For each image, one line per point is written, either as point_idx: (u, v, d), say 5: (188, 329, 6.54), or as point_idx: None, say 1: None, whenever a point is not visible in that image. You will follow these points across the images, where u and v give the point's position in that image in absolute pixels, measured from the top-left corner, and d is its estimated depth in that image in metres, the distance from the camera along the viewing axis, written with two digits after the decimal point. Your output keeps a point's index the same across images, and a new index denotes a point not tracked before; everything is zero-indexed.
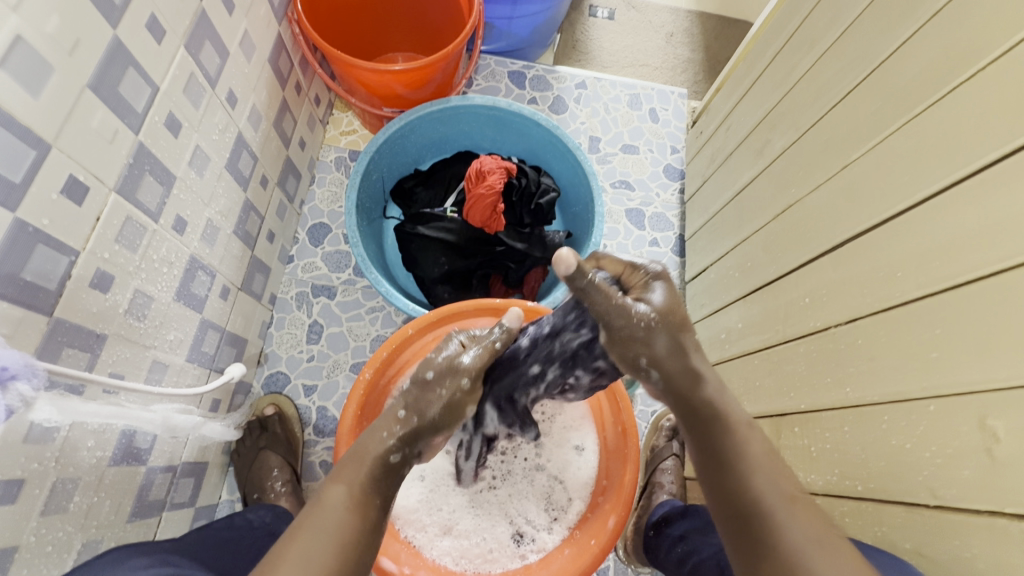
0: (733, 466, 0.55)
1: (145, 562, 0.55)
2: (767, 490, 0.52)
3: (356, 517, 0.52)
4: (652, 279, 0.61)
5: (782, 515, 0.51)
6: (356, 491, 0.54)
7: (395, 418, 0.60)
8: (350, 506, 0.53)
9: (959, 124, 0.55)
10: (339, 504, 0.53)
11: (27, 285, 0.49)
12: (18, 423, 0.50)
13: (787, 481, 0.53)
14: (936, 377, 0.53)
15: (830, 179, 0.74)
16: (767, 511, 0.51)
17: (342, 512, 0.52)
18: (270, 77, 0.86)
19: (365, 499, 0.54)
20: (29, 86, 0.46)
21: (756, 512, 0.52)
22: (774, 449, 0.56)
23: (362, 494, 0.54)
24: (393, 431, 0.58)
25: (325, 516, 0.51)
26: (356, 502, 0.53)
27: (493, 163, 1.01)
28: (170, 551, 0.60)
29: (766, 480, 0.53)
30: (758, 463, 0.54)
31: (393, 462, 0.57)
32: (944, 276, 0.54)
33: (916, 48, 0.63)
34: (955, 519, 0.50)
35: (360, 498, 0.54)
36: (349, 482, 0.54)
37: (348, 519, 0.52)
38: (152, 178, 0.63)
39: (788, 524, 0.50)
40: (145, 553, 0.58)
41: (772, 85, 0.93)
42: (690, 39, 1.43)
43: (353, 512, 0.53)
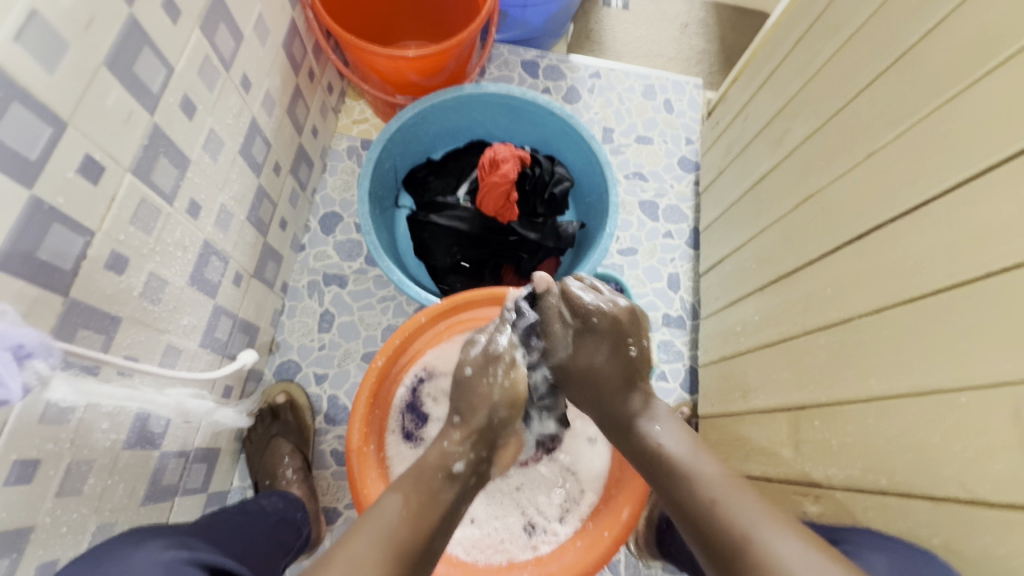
0: (663, 468, 0.61)
1: (163, 545, 0.55)
2: (700, 471, 0.59)
3: (409, 526, 0.56)
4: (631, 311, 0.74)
5: (727, 495, 0.55)
6: (411, 502, 0.58)
7: (450, 425, 0.67)
8: (405, 514, 0.56)
9: (994, 108, 0.53)
10: (395, 512, 0.56)
11: (42, 265, 0.49)
12: (34, 402, 0.50)
13: (713, 470, 0.59)
14: (967, 368, 0.52)
15: (854, 167, 0.72)
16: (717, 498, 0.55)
17: (397, 519, 0.56)
18: (283, 63, 0.86)
19: (422, 511, 0.57)
20: (45, 61, 0.46)
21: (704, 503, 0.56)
22: (697, 448, 0.63)
23: (418, 505, 0.58)
24: (454, 441, 0.65)
25: (381, 521, 0.55)
26: (410, 511, 0.57)
27: (506, 150, 1.00)
28: (184, 534, 0.60)
29: (701, 474, 0.59)
30: (684, 459, 0.61)
31: (457, 471, 0.62)
32: (977, 264, 0.53)
33: (947, 31, 0.61)
34: (988, 515, 0.48)
35: (415, 512, 0.57)
36: (405, 493, 0.58)
37: (402, 527, 0.55)
38: (166, 160, 0.62)
39: (732, 504, 0.55)
40: (161, 535, 0.57)
41: (792, 74, 0.91)
42: (705, 29, 1.41)
43: (409, 524, 0.56)
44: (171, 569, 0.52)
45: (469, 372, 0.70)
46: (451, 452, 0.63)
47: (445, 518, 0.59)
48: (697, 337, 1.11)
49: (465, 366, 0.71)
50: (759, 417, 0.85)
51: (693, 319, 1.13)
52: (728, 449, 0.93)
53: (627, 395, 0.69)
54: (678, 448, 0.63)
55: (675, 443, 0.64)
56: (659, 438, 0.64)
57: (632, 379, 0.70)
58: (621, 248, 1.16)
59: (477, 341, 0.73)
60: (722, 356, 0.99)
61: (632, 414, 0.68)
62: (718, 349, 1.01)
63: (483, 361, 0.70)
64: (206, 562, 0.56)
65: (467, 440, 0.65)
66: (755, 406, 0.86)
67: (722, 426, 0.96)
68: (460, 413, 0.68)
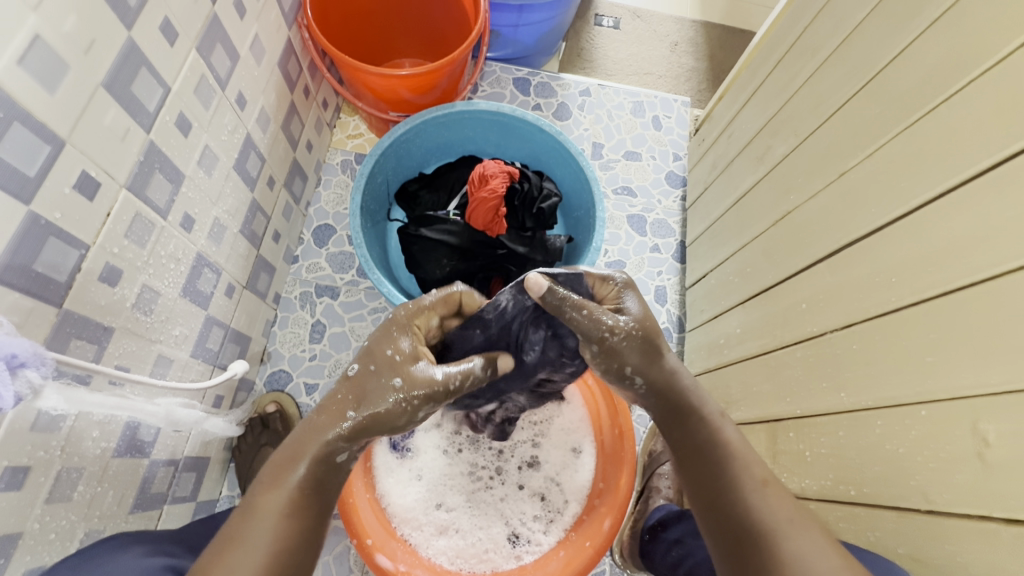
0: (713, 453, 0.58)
1: (143, 552, 0.57)
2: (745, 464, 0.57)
3: (293, 519, 0.50)
4: (622, 290, 0.64)
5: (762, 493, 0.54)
6: (293, 494, 0.51)
7: (343, 414, 0.55)
8: (287, 510, 0.50)
9: (956, 132, 0.56)
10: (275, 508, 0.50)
11: (38, 276, 0.51)
12: (26, 409, 0.51)
13: (759, 466, 0.56)
14: (930, 382, 0.54)
15: (828, 186, 0.75)
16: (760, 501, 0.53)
17: (278, 516, 0.49)
18: (279, 81, 0.88)
19: (305, 499, 0.51)
20: (46, 82, 0.48)
21: (738, 491, 0.55)
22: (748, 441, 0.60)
23: (300, 495, 0.51)
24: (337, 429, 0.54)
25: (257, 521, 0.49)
26: (292, 505, 0.50)
27: (496, 168, 1.03)
28: (160, 540, 0.62)
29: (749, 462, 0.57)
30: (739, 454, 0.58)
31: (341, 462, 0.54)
32: (939, 281, 0.55)
33: (914, 57, 0.64)
34: (947, 524, 0.50)
35: (298, 500, 0.51)
36: (284, 485, 0.51)
37: (284, 520, 0.49)
38: (161, 176, 0.64)
39: (768, 497, 0.53)
40: (143, 543, 0.60)
41: (773, 94, 0.94)
42: (694, 48, 1.45)
43: (285, 515, 0.50)
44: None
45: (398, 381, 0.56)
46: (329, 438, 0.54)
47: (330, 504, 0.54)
48: (683, 349, 1.13)
49: (397, 375, 0.57)
50: (739, 429, 0.86)
51: (680, 332, 1.15)
52: None
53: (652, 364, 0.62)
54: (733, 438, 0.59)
55: (733, 434, 0.60)
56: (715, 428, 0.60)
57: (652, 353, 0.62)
58: (609, 261, 1.18)
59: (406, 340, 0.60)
60: (706, 368, 1.01)
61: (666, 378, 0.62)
62: (703, 361, 1.03)
63: (416, 382, 0.57)
64: (184, 569, 0.56)
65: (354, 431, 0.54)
66: (737, 418, 0.88)
67: None
68: (358, 406, 0.55)
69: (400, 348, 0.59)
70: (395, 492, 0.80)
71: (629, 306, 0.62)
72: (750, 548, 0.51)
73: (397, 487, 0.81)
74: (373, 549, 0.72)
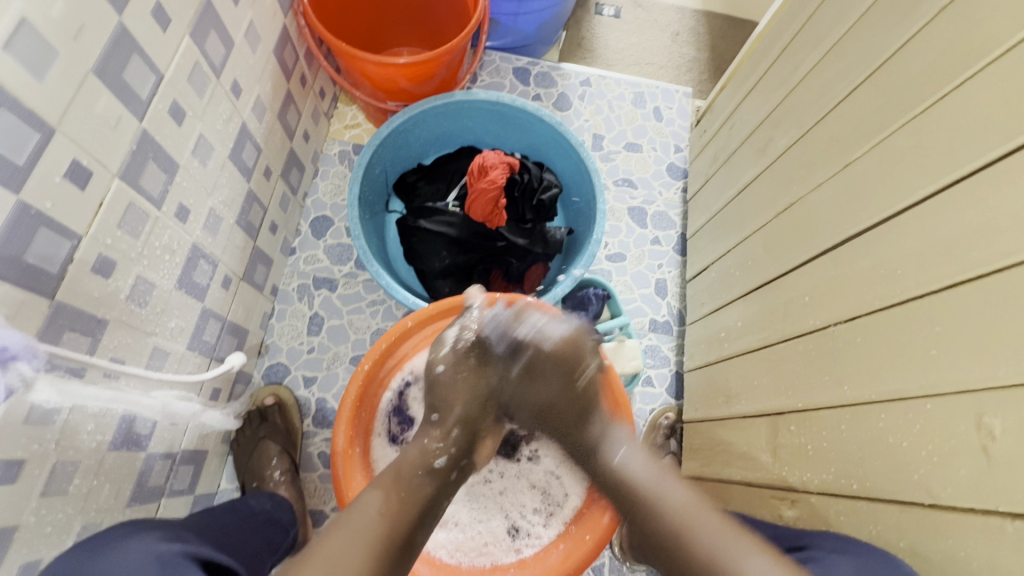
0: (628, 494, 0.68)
1: (158, 537, 0.56)
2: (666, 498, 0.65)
3: (389, 522, 0.57)
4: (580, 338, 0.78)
5: (691, 525, 0.61)
6: (390, 496, 0.59)
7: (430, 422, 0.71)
8: (384, 510, 0.58)
9: (962, 122, 0.55)
10: (374, 507, 0.58)
11: (29, 268, 0.50)
12: (19, 403, 0.50)
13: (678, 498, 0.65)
14: (934, 376, 0.53)
15: (833, 177, 0.74)
16: (676, 519, 0.62)
17: (376, 514, 0.57)
18: (274, 69, 0.87)
19: (401, 506, 0.59)
20: (34, 68, 0.47)
21: (670, 539, 0.61)
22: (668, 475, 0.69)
23: (398, 499, 0.59)
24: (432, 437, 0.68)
25: (360, 517, 0.56)
26: (390, 507, 0.58)
27: (496, 158, 1.01)
28: (175, 527, 0.61)
29: (663, 496, 0.65)
30: (649, 482, 0.67)
31: (439, 465, 0.66)
32: (945, 274, 0.54)
33: (920, 45, 0.62)
34: (950, 518, 0.50)
35: (394, 505, 0.59)
36: (384, 487, 0.60)
37: (378, 523, 0.56)
38: (155, 165, 0.63)
39: (695, 533, 0.60)
40: (155, 529, 0.58)
41: (775, 84, 0.93)
42: (695, 39, 1.43)
43: (385, 520, 0.57)
44: (164, 560, 0.52)
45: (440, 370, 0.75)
46: (431, 449, 0.67)
47: (425, 511, 0.60)
48: (683, 343, 1.13)
49: (437, 365, 0.75)
50: (740, 422, 0.86)
51: (680, 324, 1.15)
52: (711, 454, 0.94)
53: (584, 423, 0.75)
54: (642, 471, 0.69)
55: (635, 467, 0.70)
56: (622, 463, 0.70)
57: (586, 416, 0.75)
58: (610, 253, 1.18)
59: (446, 340, 0.77)
60: (706, 362, 1.01)
61: (593, 443, 0.73)
62: (703, 355, 1.03)
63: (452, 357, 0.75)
64: (199, 555, 0.57)
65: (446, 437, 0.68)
66: (737, 411, 0.87)
67: (705, 430, 0.97)
68: (438, 411, 0.72)
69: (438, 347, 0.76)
70: None
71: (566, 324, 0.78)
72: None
73: None
74: None
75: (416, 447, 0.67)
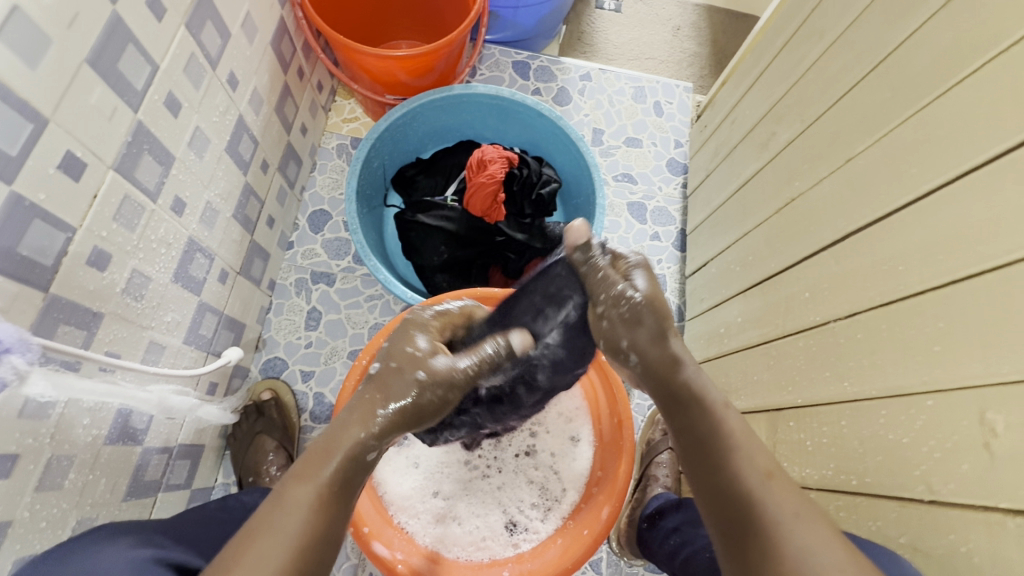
0: (713, 444, 0.55)
1: (132, 542, 0.55)
2: (750, 454, 0.54)
3: (321, 515, 0.48)
4: (633, 266, 0.60)
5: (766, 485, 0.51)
6: (323, 490, 0.49)
7: (373, 413, 0.53)
8: (315, 505, 0.48)
9: (966, 117, 0.54)
10: (303, 504, 0.48)
11: (23, 260, 0.49)
12: (13, 396, 0.50)
13: (762, 459, 0.53)
14: (934, 372, 0.53)
15: (834, 172, 0.73)
16: (750, 483, 0.51)
17: (306, 511, 0.48)
18: (272, 61, 0.86)
19: (335, 496, 0.50)
20: (27, 58, 0.46)
21: (740, 490, 0.51)
22: (753, 429, 0.57)
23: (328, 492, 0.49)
24: (370, 428, 0.53)
25: (285, 518, 0.47)
26: (322, 501, 0.49)
27: (495, 153, 1.01)
28: (146, 530, 0.60)
29: (747, 451, 0.54)
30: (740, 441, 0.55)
31: (370, 460, 0.53)
32: (946, 270, 0.54)
33: (925, 39, 0.62)
34: (952, 514, 0.50)
35: (327, 499, 0.49)
36: (315, 480, 0.50)
37: (309, 519, 0.47)
38: (151, 157, 0.63)
39: (768, 496, 0.50)
40: (125, 534, 0.57)
41: (778, 78, 0.92)
42: (696, 33, 1.42)
43: (316, 512, 0.48)
44: (136, 565, 0.52)
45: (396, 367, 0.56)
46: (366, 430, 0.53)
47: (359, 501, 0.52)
48: (682, 338, 1.12)
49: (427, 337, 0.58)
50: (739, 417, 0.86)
51: (679, 320, 1.14)
52: None
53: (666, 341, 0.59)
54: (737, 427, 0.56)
55: (736, 426, 0.56)
56: (721, 412, 0.57)
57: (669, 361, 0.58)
58: None
59: (422, 330, 0.59)
60: (705, 357, 1.01)
61: (672, 363, 0.58)
62: (702, 350, 1.02)
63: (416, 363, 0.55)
64: (172, 561, 0.56)
65: (385, 428, 0.53)
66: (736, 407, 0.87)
67: None
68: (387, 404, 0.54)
69: (409, 340, 0.57)
70: (392, 480, 0.80)
71: (640, 282, 0.59)
72: (756, 544, 0.48)
73: (394, 475, 0.81)
74: (370, 537, 0.71)
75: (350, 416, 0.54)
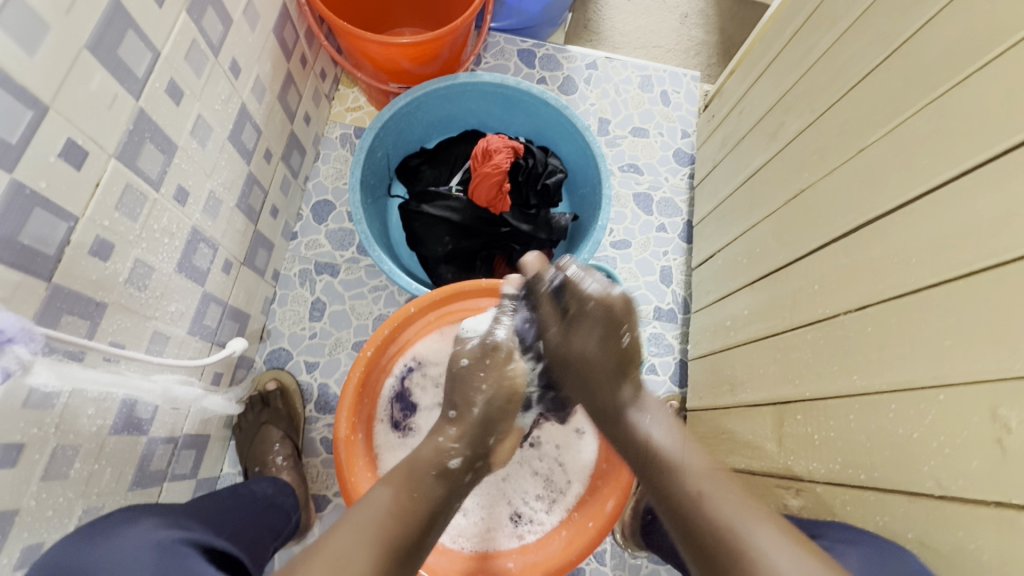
0: (653, 459, 0.61)
1: (156, 523, 0.55)
2: (682, 457, 0.60)
3: (399, 523, 0.55)
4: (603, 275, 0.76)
5: (711, 482, 0.57)
6: (400, 496, 0.58)
7: (446, 419, 0.67)
8: (394, 510, 0.56)
9: (981, 107, 0.53)
10: (384, 507, 0.56)
11: (25, 249, 0.49)
12: (17, 387, 0.50)
13: (700, 460, 0.60)
14: (945, 366, 0.52)
15: (846, 163, 0.72)
16: (695, 479, 0.58)
17: (385, 514, 0.56)
18: (274, 49, 0.85)
19: (411, 506, 0.57)
20: (25, 43, 0.45)
21: (687, 499, 0.57)
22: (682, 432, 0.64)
23: (408, 499, 0.58)
24: (447, 434, 0.65)
25: (371, 516, 0.55)
26: (399, 507, 0.57)
27: (500, 142, 0.99)
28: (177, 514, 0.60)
29: (689, 465, 0.59)
30: (672, 449, 0.62)
31: (454, 466, 0.63)
32: (960, 263, 0.53)
33: (940, 25, 0.60)
34: (963, 511, 0.49)
35: (404, 506, 0.57)
36: (396, 487, 0.59)
37: (387, 525, 0.55)
38: (152, 145, 0.62)
39: (709, 490, 0.57)
40: (154, 514, 0.58)
41: (788, 67, 0.91)
42: (704, 20, 1.39)
43: (397, 518, 0.56)
44: (163, 548, 0.52)
45: (464, 363, 0.71)
46: (446, 449, 0.63)
47: (436, 514, 0.59)
48: (688, 331, 1.12)
49: (462, 357, 0.71)
50: (746, 410, 0.85)
51: (685, 313, 1.14)
52: (714, 442, 0.94)
53: (618, 385, 0.68)
54: (665, 437, 0.63)
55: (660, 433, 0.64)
56: (648, 428, 0.65)
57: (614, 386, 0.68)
58: (614, 241, 1.16)
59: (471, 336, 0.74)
60: (711, 350, 1.00)
61: (620, 405, 0.67)
62: (708, 343, 1.02)
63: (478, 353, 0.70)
64: (199, 541, 0.56)
65: (463, 437, 0.65)
66: (743, 400, 0.86)
67: (709, 419, 0.97)
68: (455, 408, 0.67)
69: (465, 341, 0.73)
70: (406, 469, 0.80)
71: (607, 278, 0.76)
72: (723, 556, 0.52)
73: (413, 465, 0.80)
74: None
75: (430, 447, 0.64)
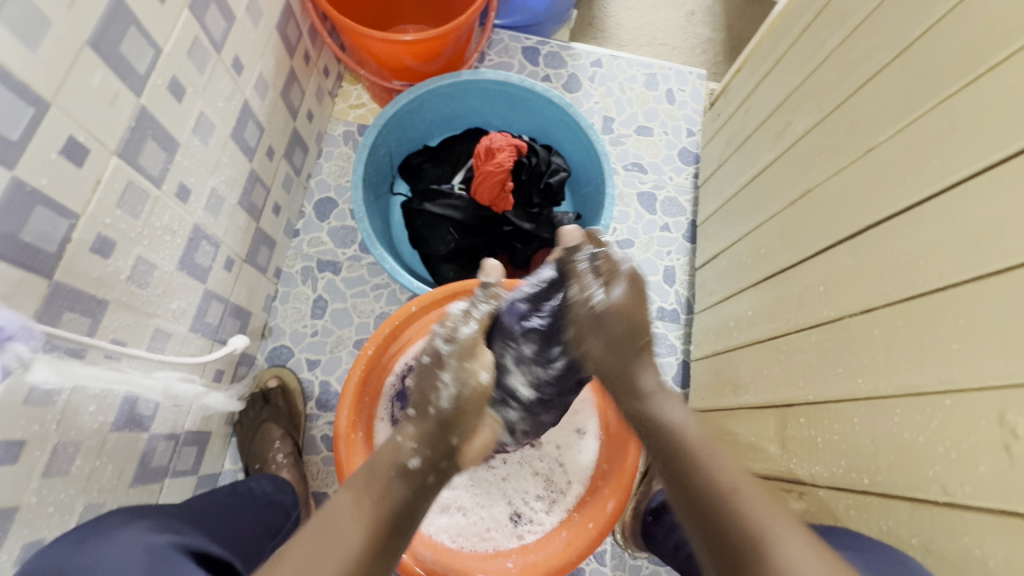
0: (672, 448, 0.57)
1: (148, 527, 0.55)
2: (710, 454, 0.55)
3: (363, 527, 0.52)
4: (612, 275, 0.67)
5: (739, 481, 0.52)
6: (361, 497, 0.55)
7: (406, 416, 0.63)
8: (354, 512, 0.54)
9: (991, 109, 0.52)
10: (344, 510, 0.54)
11: (26, 246, 0.49)
12: (18, 384, 0.50)
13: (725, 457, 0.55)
14: (952, 372, 0.52)
15: (854, 163, 0.71)
16: (723, 474, 0.53)
17: (346, 517, 0.53)
18: (277, 46, 0.84)
19: (373, 509, 0.54)
20: (27, 39, 0.45)
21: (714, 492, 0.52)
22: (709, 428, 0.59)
23: (370, 501, 0.55)
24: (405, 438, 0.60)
25: (328, 522, 0.52)
26: (360, 508, 0.54)
27: (503, 141, 0.99)
28: (165, 515, 0.60)
29: (712, 458, 0.55)
30: (694, 438, 0.57)
31: (414, 467, 0.58)
32: (967, 267, 0.52)
33: (952, 25, 0.59)
34: (968, 518, 0.49)
35: (365, 508, 0.54)
36: (355, 490, 0.56)
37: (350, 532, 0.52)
38: (154, 143, 0.62)
39: (742, 492, 0.51)
40: (151, 514, 0.58)
41: (796, 65, 0.89)
42: (711, 18, 1.38)
43: (359, 521, 0.53)
44: (154, 554, 0.52)
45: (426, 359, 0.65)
46: (403, 449, 0.59)
47: (399, 516, 0.55)
48: (690, 331, 1.11)
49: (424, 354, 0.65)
50: (748, 412, 0.85)
51: (688, 313, 1.13)
52: None
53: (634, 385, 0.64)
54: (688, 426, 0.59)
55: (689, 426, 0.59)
56: (671, 419, 0.60)
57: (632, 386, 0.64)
58: (618, 240, 1.15)
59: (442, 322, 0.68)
60: (714, 351, 0.99)
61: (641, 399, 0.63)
62: (711, 344, 1.01)
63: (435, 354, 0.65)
64: (193, 546, 0.56)
65: (422, 436, 0.60)
66: (745, 401, 0.86)
67: (711, 420, 0.96)
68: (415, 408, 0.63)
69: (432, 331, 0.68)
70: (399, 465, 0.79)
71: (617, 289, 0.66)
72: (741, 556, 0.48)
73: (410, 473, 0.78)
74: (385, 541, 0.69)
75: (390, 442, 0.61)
